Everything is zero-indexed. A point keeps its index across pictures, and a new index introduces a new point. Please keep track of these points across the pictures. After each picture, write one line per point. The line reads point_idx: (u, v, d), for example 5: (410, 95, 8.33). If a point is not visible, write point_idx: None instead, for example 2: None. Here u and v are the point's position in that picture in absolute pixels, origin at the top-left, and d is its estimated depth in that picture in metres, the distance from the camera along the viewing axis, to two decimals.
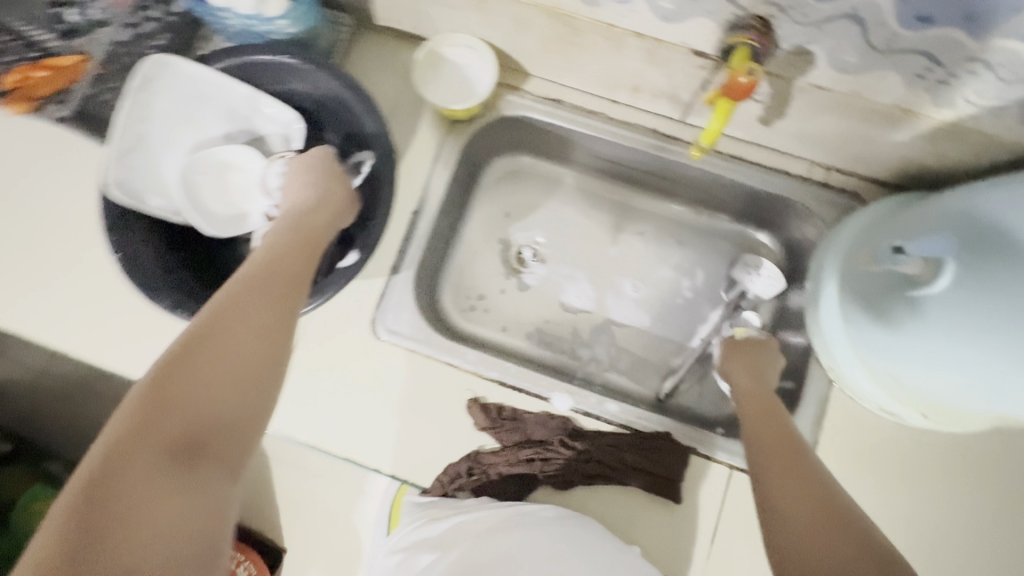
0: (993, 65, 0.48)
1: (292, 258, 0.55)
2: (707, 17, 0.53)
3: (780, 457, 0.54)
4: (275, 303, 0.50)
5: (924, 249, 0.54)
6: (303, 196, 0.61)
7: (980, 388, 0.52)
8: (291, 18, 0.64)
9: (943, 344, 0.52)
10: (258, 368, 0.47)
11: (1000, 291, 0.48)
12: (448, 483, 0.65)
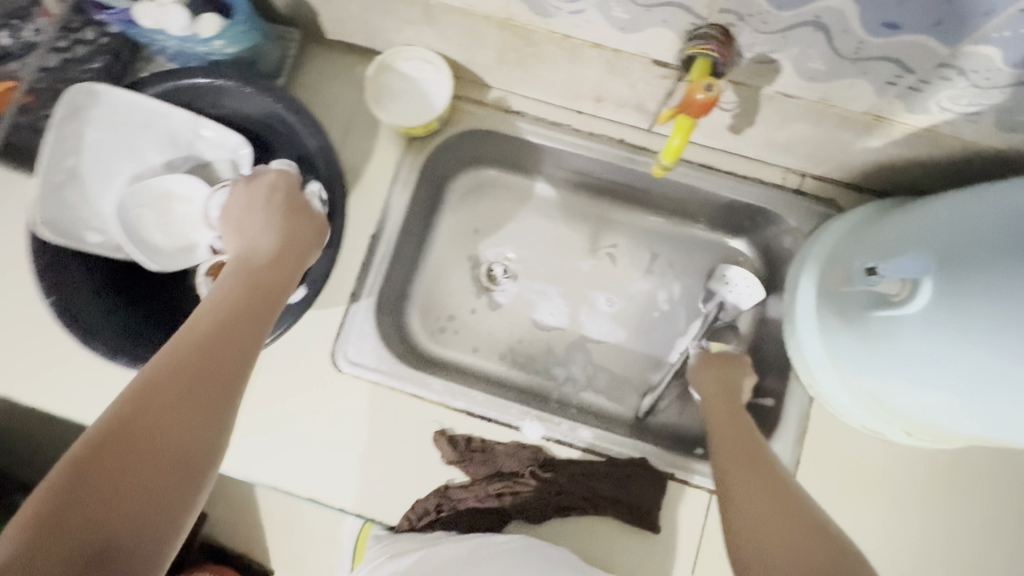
0: (966, 71, 0.45)
1: (242, 311, 0.49)
2: (664, 26, 0.50)
3: (753, 474, 0.53)
4: (217, 364, 0.44)
5: (901, 269, 0.50)
6: (259, 234, 0.55)
7: (958, 411, 0.49)
8: (228, 38, 0.60)
9: (918, 366, 0.49)
10: (188, 446, 0.40)
11: (966, 310, 0.45)
12: (416, 520, 0.63)
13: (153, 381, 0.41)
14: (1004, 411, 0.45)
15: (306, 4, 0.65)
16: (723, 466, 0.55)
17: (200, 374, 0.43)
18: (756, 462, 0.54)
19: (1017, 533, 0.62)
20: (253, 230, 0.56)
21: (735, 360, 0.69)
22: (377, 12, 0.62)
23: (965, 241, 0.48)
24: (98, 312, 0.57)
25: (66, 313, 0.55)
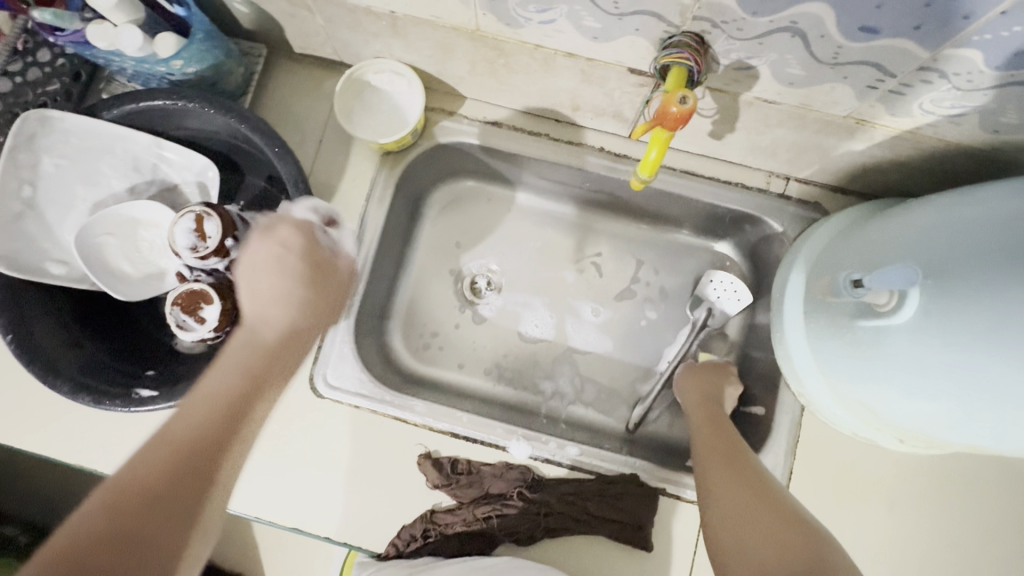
0: (948, 74, 0.43)
1: (244, 383, 0.45)
2: (638, 35, 0.48)
3: (734, 483, 0.54)
4: (218, 440, 0.41)
5: (883, 280, 0.48)
6: (272, 301, 0.52)
7: (954, 420, 0.48)
8: (190, 57, 0.58)
9: (913, 375, 0.48)
10: (168, 544, 0.36)
11: (962, 319, 0.43)
12: (404, 548, 0.61)
13: (152, 462, 0.38)
14: (1001, 420, 0.44)
15: (269, 18, 0.63)
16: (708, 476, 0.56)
17: (197, 457, 0.40)
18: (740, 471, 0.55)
19: (1014, 536, 0.61)
20: (271, 290, 0.52)
21: (719, 368, 0.69)
22: (343, 25, 0.60)
23: (953, 245, 0.46)
24: (61, 348, 0.55)
25: (25, 353, 0.53)
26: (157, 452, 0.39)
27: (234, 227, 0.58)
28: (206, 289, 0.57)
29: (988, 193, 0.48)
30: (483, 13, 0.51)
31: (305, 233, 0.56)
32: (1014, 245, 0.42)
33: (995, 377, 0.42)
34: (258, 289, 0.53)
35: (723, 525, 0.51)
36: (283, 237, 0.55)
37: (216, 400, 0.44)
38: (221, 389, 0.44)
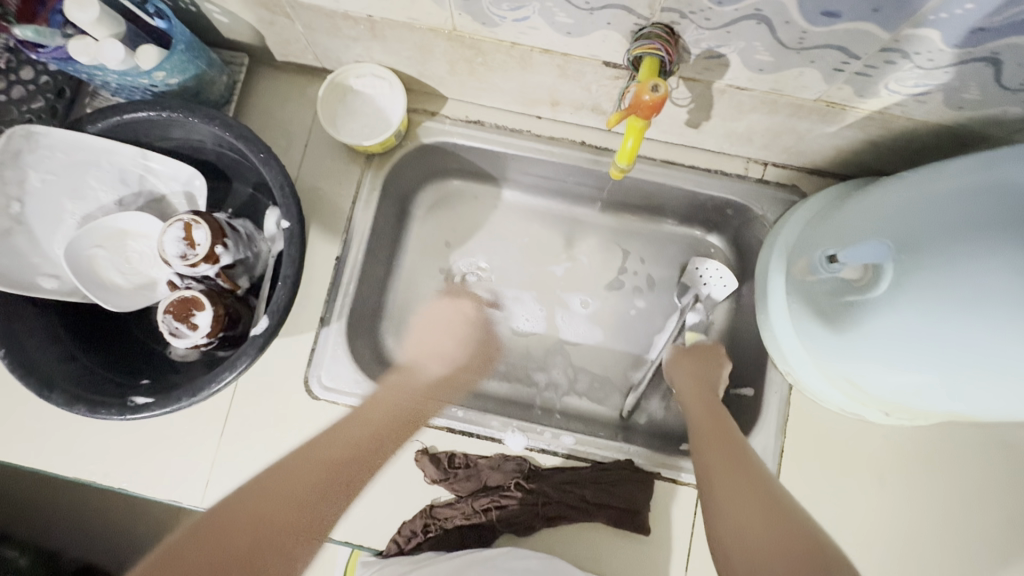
0: (910, 54, 0.45)
1: (363, 447, 0.63)
2: (609, 28, 0.50)
3: (730, 466, 0.56)
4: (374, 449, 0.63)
5: (859, 256, 0.50)
6: (439, 359, 0.75)
7: (938, 390, 0.49)
8: (172, 68, 0.58)
9: (896, 349, 0.49)
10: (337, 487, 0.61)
11: (944, 292, 0.45)
12: (404, 544, 0.61)
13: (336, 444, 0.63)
14: (984, 386, 0.45)
15: (249, 26, 0.63)
16: (704, 455, 0.58)
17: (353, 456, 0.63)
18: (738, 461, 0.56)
19: (1001, 503, 0.63)
20: (438, 347, 0.76)
21: (712, 352, 0.71)
22: (322, 30, 0.61)
23: (924, 221, 0.48)
24: (54, 362, 0.56)
25: (19, 367, 0.53)
26: (290, 467, 0.60)
27: (222, 235, 0.59)
28: (197, 294, 0.57)
29: (955, 168, 0.49)
30: (458, 13, 0.52)
31: (482, 308, 0.80)
32: (989, 217, 0.44)
33: (975, 348, 0.44)
34: (428, 345, 0.76)
35: (725, 514, 0.52)
36: (463, 310, 0.79)
37: (353, 434, 0.63)
38: (344, 450, 0.62)
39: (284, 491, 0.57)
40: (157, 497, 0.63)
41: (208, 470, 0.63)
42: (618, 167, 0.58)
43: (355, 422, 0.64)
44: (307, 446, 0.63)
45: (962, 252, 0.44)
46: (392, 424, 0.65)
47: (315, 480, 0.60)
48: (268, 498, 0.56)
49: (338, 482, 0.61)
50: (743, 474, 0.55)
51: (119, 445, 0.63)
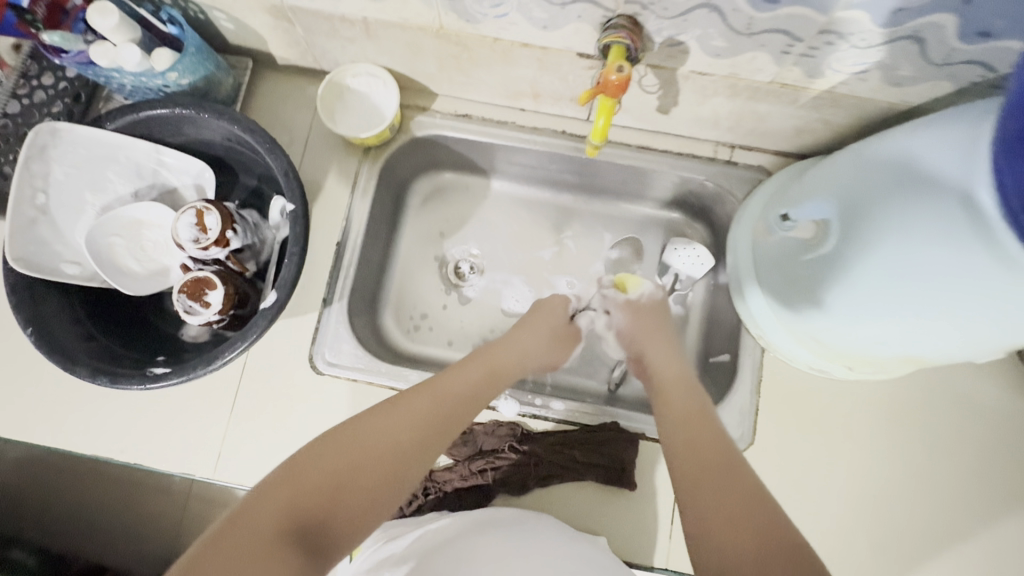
0: (845, 35, 0.50)
1: (467, 400, 0.59)
2: (581, 21, 0.55)
3: (700, 448, 0.54)
4: (470, 404, 0.59)
5: (808, 213, 0.58)
6: (537, 339, 0.71)
7: (900, 337, 0.54)
8: (184, 70, 0.64)
9: (864, 305, 0.54)
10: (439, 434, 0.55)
11: (895, 251, 0.50)
12: (406, 505, 0.67)
13: (433, 397, 0.57)
14: (942, 327, 0.51)
15: (253, 32, 0.69)
16: (670, 430, 0.57)
17: (451, 410, 0.57)
18: (714, 460, 0.53)
19: (962, 452, 0.67)
20: (542, 327, 0.73)
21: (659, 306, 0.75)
22: (321, 33, 0.66)
23: (866, 184, 0.53)
24: (76, 340, 0.60)
25: (46, 344, 0.57)
26: (388, 414, 0.54)
27: (231, 220, 0.64)
28: (209, 275, 0.62)
29: (892, 134, 0.54)
30: (444, 12, 0.58)
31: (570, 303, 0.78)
32: (926, 178, 0.48)
33: (921, 290, 0.49)
34: (533, 326, 0.73)
35: (700, 515, 0.49)
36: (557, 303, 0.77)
37: (451, 391, 0.59)
38: (440, 403, 0.57)
39: (374, 438, 0.52)
40: (171, 471, 0.67)
41: (219, 443, 0.67)
42: (593, 144, 0.63)
43: (448, 382, 0.60)
44: (411, 392, 0.57)
45: (902, 206, 0.49)
46: (480, 391, 0.61)
47: (411, 426, 0.54)
48: (351, 450, 0.50)
49: (436, 432, 0.55)
50: (720, 473, 0.52)
51: (134, 422, 0.67)
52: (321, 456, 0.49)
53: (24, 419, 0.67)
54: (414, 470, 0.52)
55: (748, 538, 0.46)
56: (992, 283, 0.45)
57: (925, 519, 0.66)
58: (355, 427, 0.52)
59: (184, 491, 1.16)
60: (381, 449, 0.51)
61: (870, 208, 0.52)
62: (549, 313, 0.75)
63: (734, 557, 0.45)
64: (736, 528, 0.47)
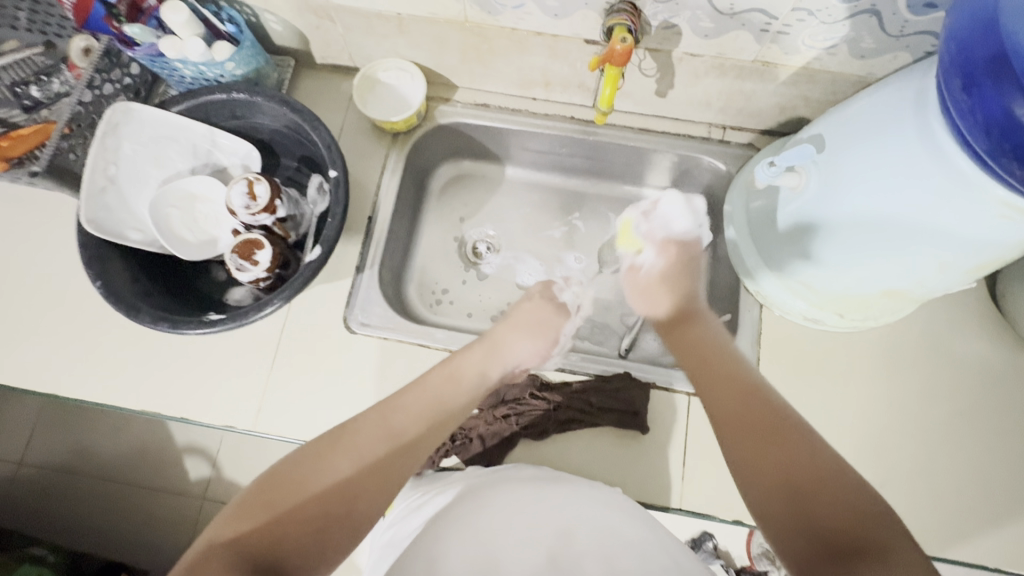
0: (813, 12, 0.59)
1: (440, 401, 0.61)
2: (587, 8, 0.65)
3: (735, 398, 0.56)
4: (444, 406, 0.61)
5: (792, 158, 0.62)
6: (516, 335, 0.73)
7: (879, 277, 0.61)
8: (238, 60, 0.73)
9: (844, 253, 0.60)
10: (414, 436, 0.57)
11: (863, 198, 0.56)
12: (434, 453, 0.71)
13: (409, 399, 0.60)
14: (912, 262, 0.57)
15: (298, 32, 0.79)
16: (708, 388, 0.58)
17: (429, 410, 0.60)
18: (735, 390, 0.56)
19: (949, 396, 0.72)
20: (518, 319, 0.75)
21: (669, 266, 0.75)
22: (359, 30, 0.76)
23: (840, 132, 0.59)
24: (138, 294, 0.66)
25: (112, 294, 0.64)
26: (370, 418, 0.56)
27: (279, 191, 0.71)
28: (258, 237, 0.69)
29: (862, 92, 0.60)
30: (470, 5, 0.68)
31: (547, 288, 0.82)
32: (883, 130, 0.54)
33: (888, 232, 0.55)
34: (511, 321, 0.75)
35: (726, 430, 0.54)
36: (536, 294, 0.80)
37: (427, 394, 0.61)
38: (392, 423, 0.57)
39: (322, 468, 0.51)
40: (214, 424, 0.72)
41: (259, 398, 0.72)
42: (600, 110, 0.72)
43: (406, 400, 0.60)
44: (387, 399, 0.59)
45: (878, 142, 0.54)
46: (439, 405, 0.61)
47: (361, 451, 0.53)
48: (326, 462, 0.52)
49: (414, 433, 0.57)
50: (733, 400, 0.56)
51: (180, 379, 0.73)
52: (273, 487, 0.49)
53: (81, 377, 0.73)
54: (368, 494, 0.52)
55: (770, 450, 0.50)
56: (953, 203, 0.50)
57: (920, 458, 0.70)
58: (308, 454, 0.52)
59: (199, 493, 1.19)
60: (342, 469, 0.52)
61: (837, 171, 0.58)
62: (527, 311, 0.77)
63: (761, 466, 0.50)
64: (761, 441, 0.51)
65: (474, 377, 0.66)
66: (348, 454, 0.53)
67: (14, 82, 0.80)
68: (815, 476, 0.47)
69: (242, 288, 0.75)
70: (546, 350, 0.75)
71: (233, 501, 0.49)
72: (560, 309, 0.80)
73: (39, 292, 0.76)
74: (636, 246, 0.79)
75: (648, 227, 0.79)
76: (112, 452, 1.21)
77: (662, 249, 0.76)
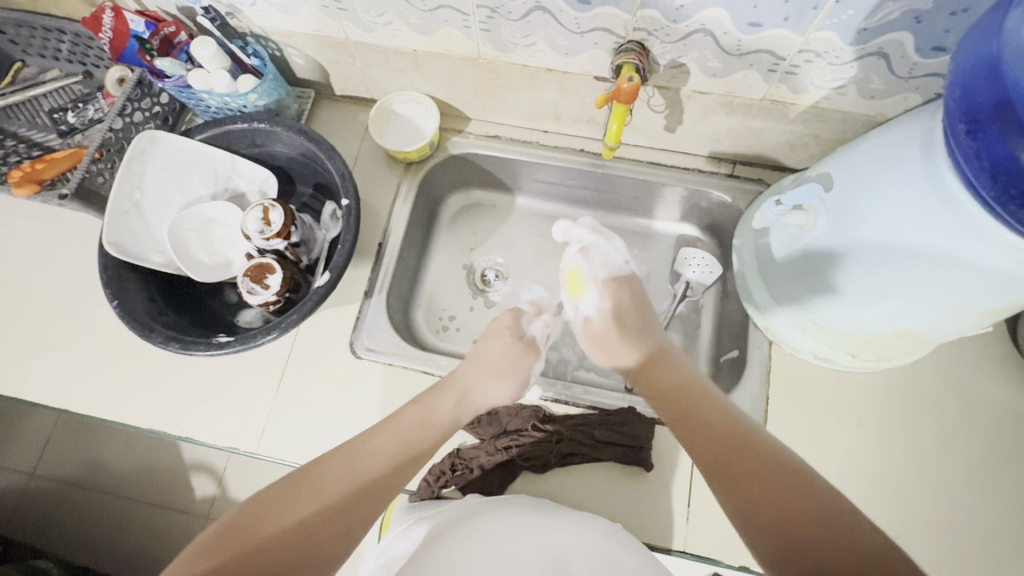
0: (821, 53, 0.60)
1: (415, 437, 0.59)
2: (597, 47, 0.67)
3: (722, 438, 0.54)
4: (418, 443, 0.59)
5: (797, 198, 0.62)
6: (488, 372, 0.71)
7: (895, 317, 0.59)
8: (261, 92, 0.75)
9: (859, 291, 0.59)
10: (389, 474, 0.55)
11: (874, 237, 0.55)
12: (435, 483, 0.70)
13: (386, 438, 0.58)
14: (928, 303, 0.55)
15: (319, 65, 0.82)
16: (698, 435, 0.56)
17: (403, 448, 0.58)
18: (735, 438, 0.53)
19: (969, 442, 0.70)
20: (489, 355, 0.73)
21: (611, 310, 0.78)
22: (377, 65, 0.79)
23: (846, 171, 0.59)
24: (152, 314, 0.68)
25: (128, 313, 0.65)
26: (348, 454, 0.55)
27: (293, 217, 0.73)
28: (271, 262, 0.71)
29: (867, 134, 0.59)
30: (483, 43, 0.70)
31: (517, 319, 0.80)
32: (892, 170, 0.53)
33: (899, 274, 0.54)
34: (480, 355, 0.72)
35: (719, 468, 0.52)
36: (505, 327, 0.78)
37: (404, 430, 0.59)
38: (364, 461, 0.55)
39: (289, 504, 0.50)
40: (218, 444, 0.72)
41: (264, 418, 0.73)
42: (608, 144, 0.74)
43: (384, 436, 0.58)
44: (365, 435, 0.58)
45: (883, 183, 0.54)
46: (409, 446, 0.58)
47: (328, 490, 0.52)
48: (303, 493, 0.51)
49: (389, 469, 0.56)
50: (721, 433, 0.54)
51: (189, 396, 0.74)
52: (238, 528, 0.47)
53: (94, 393, 0.74)
54: (341, 533, 0.49)
55: (759, 482, 0.49)
56: (965, 243, 0.48)
57: (937, 506, 0.67)
58: (280, 488, 0.51)
59: (204, 512, 1.19)
60: (316, 503, 0.50)
61: (847, 208, 0.58)
62: (493, 350, 0.74)
63: (750, 497, 0.48)
64: (751, 470, 0.50)
65: (447, 418, 0.64)
66: (324, 487, 0.52)
67: (54, 110, 0.86)
68: (808, 504, 0.46)
69: (252, 310, 0.77)
70: (517, 389, 0.73)
71: (203, 536, 0.47)
72: (528, 348, 0.77)
73: (61, 308, 0.79)
74: (580, 294, 0.82)
75: (591, 268, 0.83)
76: (121, 467, 1.22)
77: (602, 293, 0.80)
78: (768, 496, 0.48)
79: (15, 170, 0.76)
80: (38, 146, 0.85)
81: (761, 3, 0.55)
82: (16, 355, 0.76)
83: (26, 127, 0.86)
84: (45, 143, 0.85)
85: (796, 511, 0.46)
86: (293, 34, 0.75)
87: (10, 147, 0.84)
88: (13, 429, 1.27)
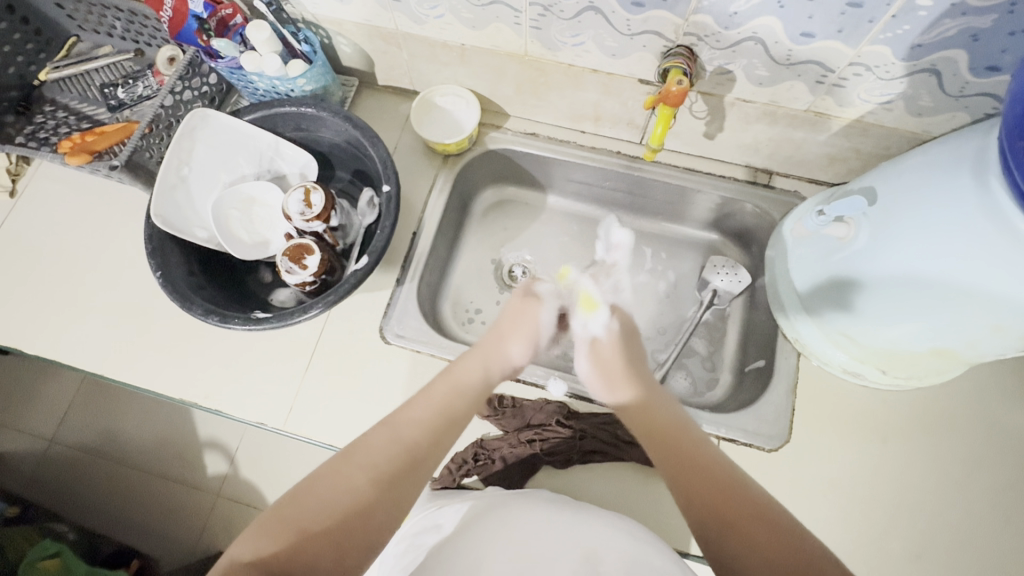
0: (871, 67, 0.60)
1: (455, 407, 0.59)
2: (645, 50, 0.68)
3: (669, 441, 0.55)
4: (459, 414, 0.59)
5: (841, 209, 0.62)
6: (501, 337, 0.69)
7: (931, 334, 0.58)
8: (309, 77, 0.77)
9: (897, 306, 0.59)
10: (432, 444, 0.55)
11: (922, 253, 0.54)
12: (456, 470, 0.71)
13: (424, 410, 0.57)
14: (968, 322, 0.54)
15: (366, 54, 0.84)
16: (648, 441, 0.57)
17: (444, 419, 0.57)
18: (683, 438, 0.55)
19: (998, 467, 0.69)
20: (507, 321, 0.72)
21: (620, 333, 0.72)
22: (423, 56, 0.80)
23: (891, 187, 0.59)
24: (191, 286, 0.70)
25: (168, 283, 0.67)
26: (391, 430, 0.54)
27: (333, 201, 0.74)
28: (310, 243, 0.72)
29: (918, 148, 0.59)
30: (531, 41, 0.71)
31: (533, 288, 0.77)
32: (942, 187, 0.53)
33: (942, 290, 0.54)
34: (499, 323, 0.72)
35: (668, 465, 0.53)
36: (523, 294, 0.76)
37: (443, 401, 0.59)
38: (406, 434, 0.54)
39: (337, 484, 0.49)
40: (246, 417, 0.74)
41: (292, 396, 0.74)
42: (649, 147, 0.74)
43: (421, 409, 0.57)
44: (403, 410, 0.57)
45: (927, 199, 0.54)
46: (448, 415, 0.58)
47: (377, 466, 0.51)
48: (352, 470, 0.50)
49: (432, 441, 0.55)
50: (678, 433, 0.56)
51: (220, 370, 0.75)
52: (292, 506, 0.48)
53: (128, 360, 0.76)
54: (389, 506, 0.49)
55: (698, 478, 0.51)
56: (1007, 261, 0.48)
57: (961, 528, 0.67)
58: (326, 468, 0.51)
59: (215, 489, 1.21)
60: (364, 479, 0.50)
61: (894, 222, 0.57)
62: (510, 317, 0.73)
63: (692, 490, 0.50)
64: (694, 473, 0.51)
65: (476, 383, 0.63)
66: (370, 463, 0.51)
67: (105, 85, 0.89)
68: (745, 498, 0.48)
69: (287, 290, 0.79)
70: (535, 350, 0.72)
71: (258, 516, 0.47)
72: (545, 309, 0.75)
73: (100, 277, 0.80)
74: (592, 309, 0.75)
75: (603, 291, 0.77)
76: (139, 439, 1.24)
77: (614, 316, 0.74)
78: (705, 488, 0.50)
79: (67, 141, 0.80)
80: (87, 119, 0.88)
81: (815, 14, 0.56)
82: (54, 318, 0.78)
83: (78, 100, 0.90)
84: (94, 116, 0.88)
85: (727, 507, 0.48)
86: (344, 22, 0.77)
87: (61, 118, 0.88)
88: (35, 394, 1.29)
